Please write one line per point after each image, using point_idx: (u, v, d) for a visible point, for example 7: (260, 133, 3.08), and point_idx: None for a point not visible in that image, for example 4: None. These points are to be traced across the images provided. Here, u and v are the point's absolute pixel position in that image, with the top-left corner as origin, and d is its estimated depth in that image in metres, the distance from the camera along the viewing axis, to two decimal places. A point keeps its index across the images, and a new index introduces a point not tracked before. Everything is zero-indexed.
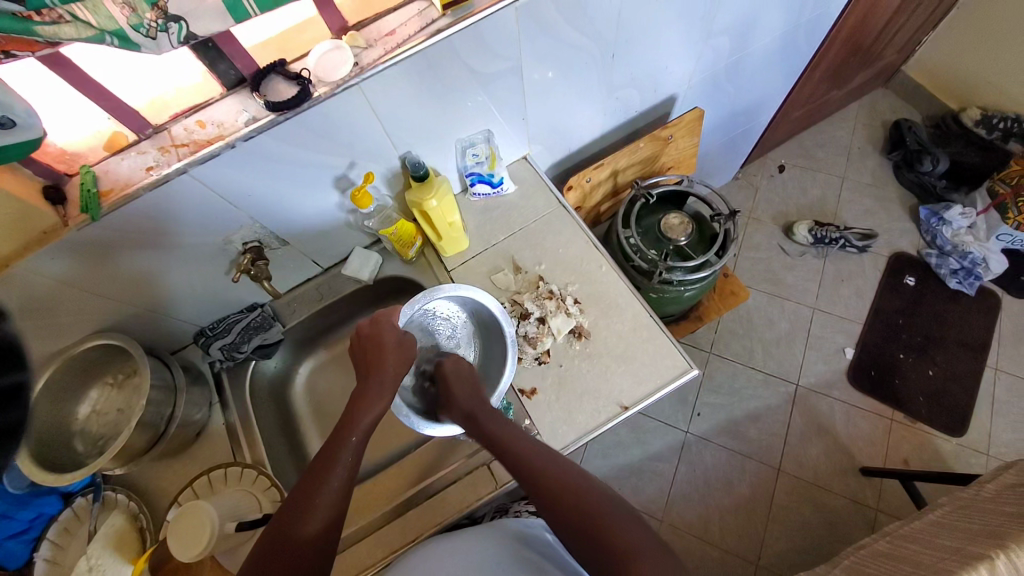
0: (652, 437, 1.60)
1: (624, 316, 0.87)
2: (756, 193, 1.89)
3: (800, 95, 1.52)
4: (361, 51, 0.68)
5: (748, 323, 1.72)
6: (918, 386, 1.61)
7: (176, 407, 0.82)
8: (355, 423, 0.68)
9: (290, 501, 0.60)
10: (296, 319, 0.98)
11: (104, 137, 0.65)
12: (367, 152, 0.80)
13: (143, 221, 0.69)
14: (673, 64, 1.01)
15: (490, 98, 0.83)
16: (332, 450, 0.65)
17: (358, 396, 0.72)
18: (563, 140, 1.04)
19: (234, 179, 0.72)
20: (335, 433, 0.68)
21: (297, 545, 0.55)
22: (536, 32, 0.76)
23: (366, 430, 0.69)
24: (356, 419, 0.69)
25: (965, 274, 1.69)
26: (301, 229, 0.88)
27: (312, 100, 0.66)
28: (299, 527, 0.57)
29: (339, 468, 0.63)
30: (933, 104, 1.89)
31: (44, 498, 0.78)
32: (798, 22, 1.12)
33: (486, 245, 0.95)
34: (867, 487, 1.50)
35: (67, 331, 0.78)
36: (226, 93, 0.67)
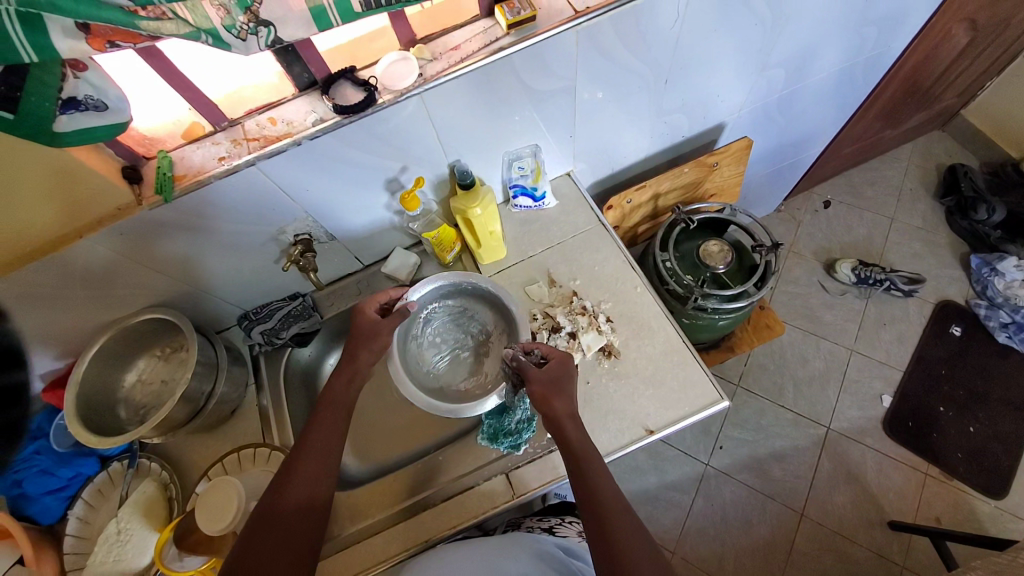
0: (671, 465, 1.57)
1: (655, 340, 0.87)
2: (797, 227, 1.85)
3: (852, 131, 1.49)
4: (426, 63, 0.71)
5: (780, 359, 1.67)
6: (957, 443, 1.52)
7: (216, 385, 0.85)
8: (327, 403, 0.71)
9: (277, 474, 0.65)
10: (334, 311, 1.01)
11: (183, 126, 0.70)
12: (420, 158, 0.83)
13: (208, 206, 0.74)
14: (725, 94, 1.02)
15: (542, 115, 0.85)
16: (318, 420, 0.69)
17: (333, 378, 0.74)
18: (608, 159, 1.05)
19: (296, 174, 0.76)
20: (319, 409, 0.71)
21: (280, 513, 0.61)
22: (593, 54, 0.78)
23: (337, 403, 0.72)
24: (330, 396, 0.72)
25: (1017, 330, 1.60)
26: (349, 226, 0.91)
27: (376, 106, 0.70)
28: (285, 496, 0.62)
29: (318, 441, 0.67)
30: (994, 150, 1.82)
31: (85, 459, 0.83)
32: (857, 59, 1.11)
33: (523, 256, 0.96)
34: (895, 544, 1.42)
35: (125, 302, 0.83)
36: (298, 94, 0.72)
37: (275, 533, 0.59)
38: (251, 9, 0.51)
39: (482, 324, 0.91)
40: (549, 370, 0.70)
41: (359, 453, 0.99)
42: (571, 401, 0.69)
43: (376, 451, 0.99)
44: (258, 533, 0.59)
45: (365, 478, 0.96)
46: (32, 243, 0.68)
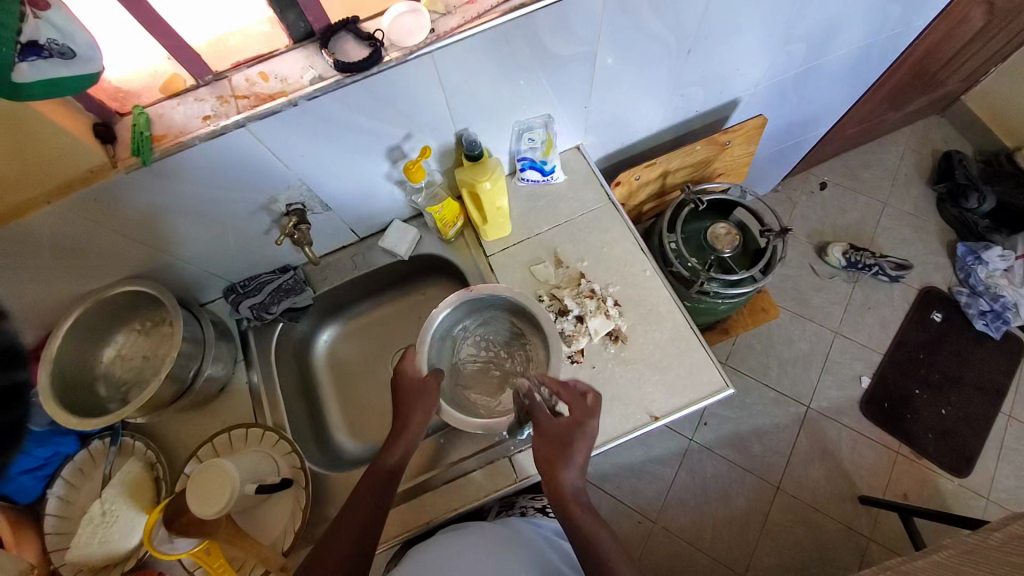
0: (657, 440, 1.60)
1: (663, 325, 0.85)
2: (792, 209, 1.84)
3: (858, 112, 1.46)
4: (439, 18, 0.64)
5: (767, 339, 1.70)
6: (929, 423, 1.59)
7: (204, 362, 0.81)
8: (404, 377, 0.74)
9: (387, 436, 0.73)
10: (327, 285, 0.96)
11: (161, 78, 0.62)
12: (426, 124, 0.76)
13: (191, 170, 0.66)
14: (745, 68, 0.97)
15: (557, 82, 0.79)
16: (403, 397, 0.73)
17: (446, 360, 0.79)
18: (619, 133, 1.00)
19: (289, 138, 0.68)
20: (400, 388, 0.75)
21: (371, 480, 0.67)
22: (619, 18, 0.71)
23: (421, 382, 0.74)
24: (402, 371, 0.75)
25: (994, 318, 1.65)
26: (345, 197, 0.85)
27: (383, 64, 0.63)
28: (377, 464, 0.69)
29: (402, 420, 0.71)
30: (989, 139, 1.82)
31: (62, 438, 0.78)
32: (878, 38, 1.07)
33: (529, 234, 0.92)
34: (864, 516, 1.50)
35: (100, 273, 0.76)
36: (293, 46, 0.65)
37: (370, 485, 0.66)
38: None
39: (524, 353, 0.85)
40: (559, 425, 0.67)
41: (353, 432, 0.96)
42: (580, 468, 0.66)
43: (372, 429, 0.97)
44: (348, 502, 0.64)
45: (361, 457, 0.94)
46: None
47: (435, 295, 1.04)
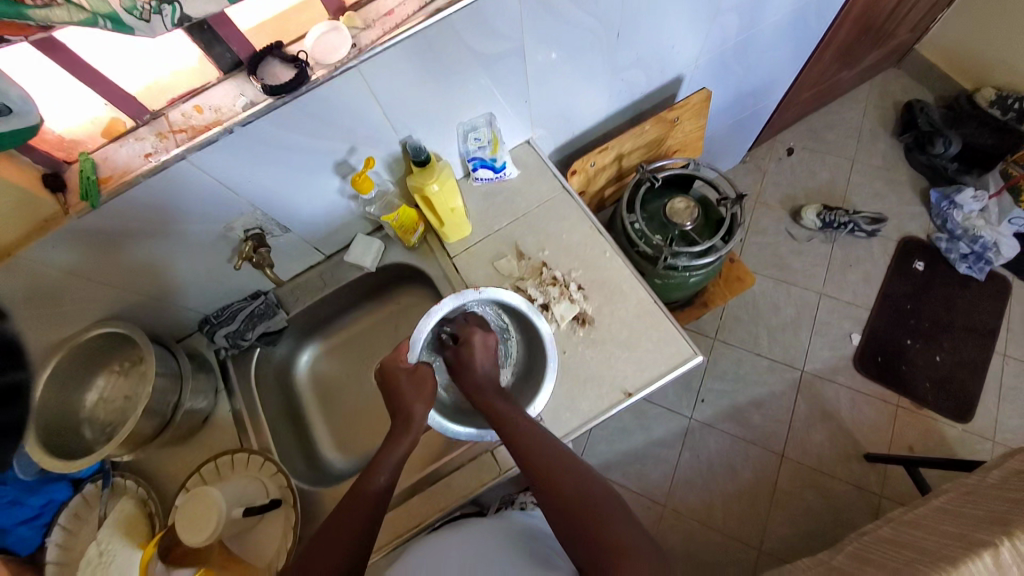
0: (656, 423, 1.60)
1: (628, 302, 0.87)
2: (763, 177, 1.86)
3: (811, 73, 1.47)
4: (360, 32, 0.66)
5: (754, 309, 1.71)
6: (923, 371, 1.59)
7: (182, 395, 0.82)
8: (398, 385, 0.77)
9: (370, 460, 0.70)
10: (299, 306, 0.97)
11: (102, 124, 0.64)
12: (368, 137, 0.79)
13: (146, 208, 0.69)
14: (680, 44, 0.99)
15: (492, 80, 0.81)
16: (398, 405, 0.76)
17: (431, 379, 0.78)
18: (567, 123, 1.02)
19: (233, 166, 0.71)
20: (391, 397, 0.78)
21: (362, 498, 0.64)
22: (539, 12, 0.74)
23: (417, 386, 0.77)
24: (394, 378, 0.78)
25: (975, 260, 1.66)
26: (303, 217, 0.87)
27: (311, 83, 0.65)
28: (367, 483, 0.66)
29: (403, 421, 0.73)
30: (947, 84, 1.84)
31: (54, 485, 0.79)
32: (809, 1, 1.09)
33: (489, 231, 0.94)
34: (871, 473, 1.50)
35: (70, 320, 0.78)
36: (223, 77, 0.66)
37: (351, 511, 0.63)
38: None
39: (503, 349, 0.90)
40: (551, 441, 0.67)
41: (344, 447, 0.98)
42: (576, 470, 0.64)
43: (359, 441, 0.98)
44: (340, 516, 0.63)
45: (351, 470, 0.96)
46: None
47: (409, 303, 1.06)
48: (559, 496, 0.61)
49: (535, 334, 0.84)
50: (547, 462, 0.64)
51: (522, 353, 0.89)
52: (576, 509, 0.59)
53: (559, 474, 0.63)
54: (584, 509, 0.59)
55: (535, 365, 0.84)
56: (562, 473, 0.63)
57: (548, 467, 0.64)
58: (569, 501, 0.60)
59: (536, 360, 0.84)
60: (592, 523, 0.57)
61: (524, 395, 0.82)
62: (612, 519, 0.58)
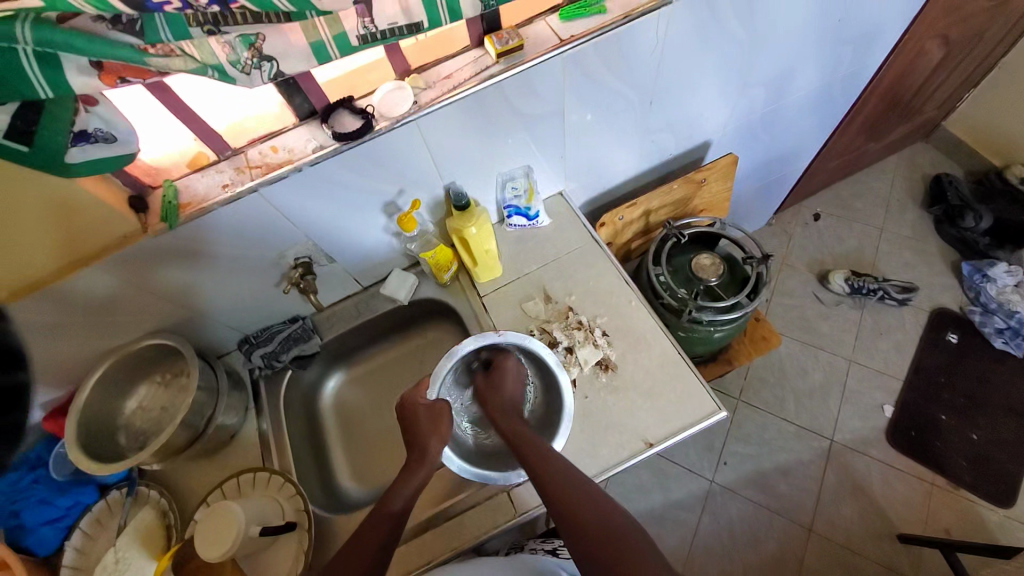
0: (675, 483, 1.55)
1: (652, 350, 0.88)
2: (789, 240, 1.88)
3: (836, 142, 1.52)
4: (420, 91, 0.75)
5: (780, 371, 1.67)
6: (961, 450, 1.51)
7: (216, 410, 0.86)
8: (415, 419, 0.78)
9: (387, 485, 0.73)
10: (333, 332, 1.02)
11: (188, 155, 0.72)
12: (416, 181, 0.86)
13: (211, 232, 0.76)
14: (709, 113, 1.05)
15: (533, 137, 0.88)
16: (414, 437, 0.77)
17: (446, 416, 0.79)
18: (598, 178, 1.08)
19: (296, 200, 0.78)
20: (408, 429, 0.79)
21: (382, 517, 0.68)
22: (580, 80, 0.81)
23: (433, 420, 0.77)
24: (413, 411, 0.79)
25: (1012, 335, 1.61)
26: (347, 249, 0.93)
27: (373, 133, 0.73)
28: (386, 503, 0.69)
29: (418, 455, 0.75)
30: (978, 159, 1.86)
31: (83, 488, 0.82)
32: (833, 78, 1.16)
33: (520, 273, 0.98)
34: (907, 557, 1.40)
35: (126, 329, 0.84)
36: (299, 122, 0.75)
37: (367, 532, 0.66)
38: (255, 46, 0.54)
39: (523, 391, 0.90)
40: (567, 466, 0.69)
41: (359, 477, 0.98)
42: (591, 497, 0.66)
43: (375, 472, 0.99)
44: (355, 540, 0.65)
45: (365, 500, 0.96)
46: (22, 280, 0.68)
47: (436, 337, 1.09)
48: (579, 524, 0.63)
49: (554, 380, 0.84)
50: (566, 489, 0.66)
51: (541, 397, 0.89)
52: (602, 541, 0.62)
53: (578, 502, 0.65)
54: (603, 540, 0.62)
55: (554, 411, 0.83)
56: (581, 502, 0.65)
57: (568, 496, 0.66)
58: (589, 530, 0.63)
59: (552, 402, 0.84)
60: (613, 553, 0.60)
61: (541, 441, 0.81)
62: (632, 547, 0.61)
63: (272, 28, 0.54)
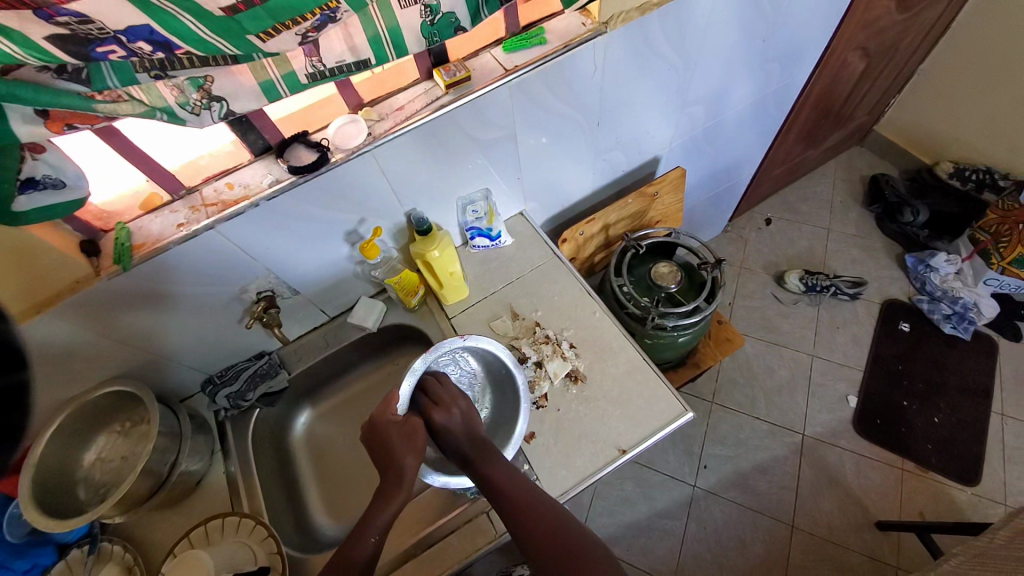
0: (659, 491, 1.56)
1: (618, 359, 0.91)
2: (745, 245, 1.97)
3: (778, 151, 1.63)
4: (374, 124, 0.77)
5: (749, 371, 1.73)
6: (923, 433, 1.58)
7: (180, 455, 0.83)
8: (386, 440, 0.76)
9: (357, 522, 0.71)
10: (301, 366, 1.00)
11: (141, 196, 0.72)
12: (376, 209, 0.87)
13: (167, 272, 0.75)
14: (655, 129, 1.12)
15: (488, 160, 0.92)
16: (385, 459, 0.76)
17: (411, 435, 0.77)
18: (556, 197, 1.12)
19: (255, 235, 0.79)
20: (377, 450, 0.77)
21: (352, 564, 0.65)
22: (528, 105, 0.85)
23: (404, 439, 0.76)
24: (384, 430, 0.78)
25: (958, 319, 1.71)
26: (311, 280, 0.93)
27: (329, 164, 0.75)
28: (353, 549, 0.67)
29: (395, 478, 0.73)
30: (909, 159, 2.01)
31: (40, 549, 0.76)
32: (767, 92, 1.25)
33: (486, 293, 1.00)
34: (885, 542, 1.44)
35: (81, 378, 0.81)
36: (254, 159, 0.76)
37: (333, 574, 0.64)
38: (204, 87, 0.56)
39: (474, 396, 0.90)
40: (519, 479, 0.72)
41: (336, 513, 0.96)
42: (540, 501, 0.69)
43: (352, 507, 0.96)
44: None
45: (342, 537, 0.93)
46: None
47: (408, 363, 1.09)
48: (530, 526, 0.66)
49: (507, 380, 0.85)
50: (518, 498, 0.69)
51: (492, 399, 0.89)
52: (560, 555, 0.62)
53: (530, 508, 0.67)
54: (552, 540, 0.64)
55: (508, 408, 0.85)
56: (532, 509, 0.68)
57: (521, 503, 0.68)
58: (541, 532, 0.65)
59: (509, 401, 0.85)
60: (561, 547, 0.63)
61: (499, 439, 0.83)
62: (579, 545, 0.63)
63: (220, 71, 0.56)
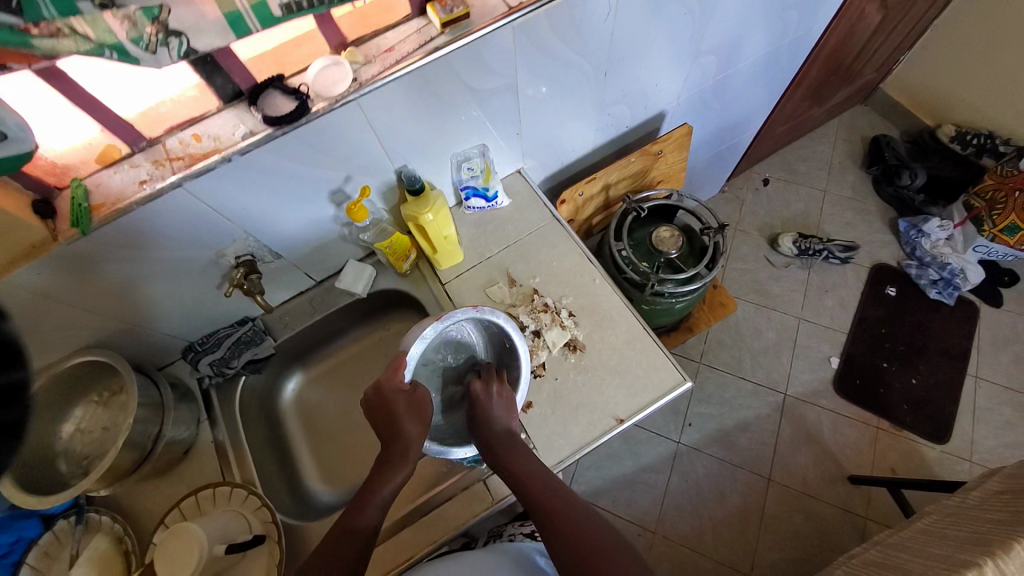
0: (645, 447, 1.61)
1: (618, 328, 0.88)
2: (741, 206, 1.93)
3: (783, 109, 1.56)
4: (360, 67, 0.68)
5: (737, 333, 1.75)
6: (901, 394, 1.64)
7: (164, 426, 0.79)
8: (394, 409, 0.72)
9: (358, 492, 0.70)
10: (288, 332, 0.96)
11: (96, 149, 0.63)
12: (363, 166, 0.80)
13: (135, 235, 0.68)
14: (663, 82, 1.04)
15: (485, 113, 0.84)
16: (390, 430, 0.72)
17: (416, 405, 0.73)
18: (556, 154, 1.05)
19: (229, 193, 0.71)
20: (380, 418, 0.74)
21: (353, 535, 0.65)
22: (531, 50, 0.77)
23: (414, 410, 0.73)
24: (390, 400, 0.73)
25: (945, 285, 1.73)
26: (293, 242, 0.87)
27: (310, 115, 0.66)
28: (354, 518, 0.67)
29: (400, 450, 0.71)
30: (911, 119, 1.95)
31: (24, 522, 0.73)
32: (781, 42, 1.16)
33: (480, 258, 0.95)
34: (856, 494, 1.52)
35: (50, 347, 0.75)
36: (223, 106, 0.67)
37: (333, 546, 0.64)
38: (159, 19, 0.47)
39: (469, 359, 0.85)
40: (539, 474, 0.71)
41: (330, 479, 0.95)
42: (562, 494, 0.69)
43: (346, 472, 0.95)
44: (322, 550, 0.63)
45: (336, 502, 0.93)
46: None
47: (400, 329, 1.05)
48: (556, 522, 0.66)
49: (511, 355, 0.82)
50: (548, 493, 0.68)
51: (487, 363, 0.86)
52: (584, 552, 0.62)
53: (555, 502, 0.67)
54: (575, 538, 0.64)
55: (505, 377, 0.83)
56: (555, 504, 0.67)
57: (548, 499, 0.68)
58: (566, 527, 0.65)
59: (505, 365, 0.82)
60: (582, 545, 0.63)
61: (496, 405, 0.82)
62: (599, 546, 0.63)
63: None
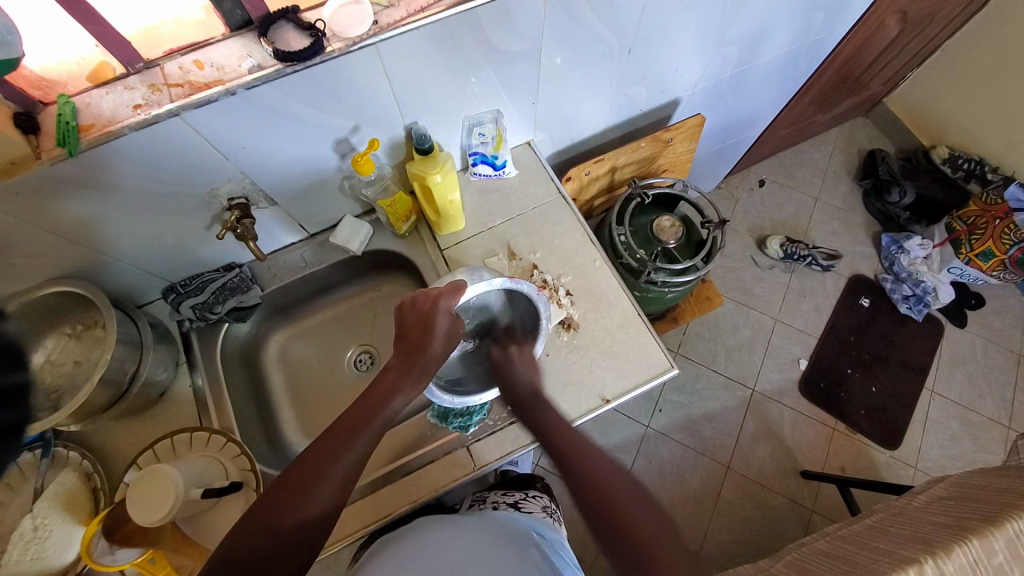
0: (615, 428, 1.66)
1: (612, 311, 0.89)
2: (735, 204, 1.96)
3: (790, 112, 1.57)
4: (382, 10, 0.65)
5: (715, 328, 1.79)
6: (861, 400, 1.72)
7: (141, 365, 0.77)
8: (433, 327, 0.70)
9: (325, 444, 0.62)
10: (276, 283, 0.93)
11: (88, 66, 0.59)
12: (374, 118, 0.77)
13: (122, 161, 0.63)
14: (683, 68, 1.02)
15: (503, 78, 0.81)
16: (422, 339, 0.71)
17: (445, 337, 0.72)
18: (568, 129, 1.03)
19: (228, 128, 0.67)
20: (415, 321, 0.71)
21: (304, 508, 0.56)
22: (561, 18, 0.74)
23: (447, 334, 0.72)
24: (435, 319, 0.71)
25: (916, 301, 1.80)
26: (290, 189, 0.83)
27: (324, 55, 0.63)
28: (313, 494, 0.57)
29: (418, 375, 0.70)
30: (908, 138, 1.99)
31: None
32: (803, 43, 1.15)
33: (482, 227, 0.94)
34: (806, 488, 1.61)
35: (22, 276, 0.71)
36: (229, 34, 0.63)
37: (271, 520, 0.55)
38: None
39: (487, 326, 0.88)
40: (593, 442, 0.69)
41: (308, 433, 0.94)
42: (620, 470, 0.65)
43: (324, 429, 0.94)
44: (266, 522, 0.55)
45: None
46: None
47: (391, 291, 1.03)
48: (593, 484, 0.63)
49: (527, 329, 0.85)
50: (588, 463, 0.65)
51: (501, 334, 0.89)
52: (631, 545, 0.57)
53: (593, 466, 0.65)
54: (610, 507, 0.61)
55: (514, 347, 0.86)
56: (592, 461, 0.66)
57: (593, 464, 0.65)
58: (603, 497, 0.62)
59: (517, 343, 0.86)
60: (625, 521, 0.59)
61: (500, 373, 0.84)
62: (636, 514, 0.60)
63: None
